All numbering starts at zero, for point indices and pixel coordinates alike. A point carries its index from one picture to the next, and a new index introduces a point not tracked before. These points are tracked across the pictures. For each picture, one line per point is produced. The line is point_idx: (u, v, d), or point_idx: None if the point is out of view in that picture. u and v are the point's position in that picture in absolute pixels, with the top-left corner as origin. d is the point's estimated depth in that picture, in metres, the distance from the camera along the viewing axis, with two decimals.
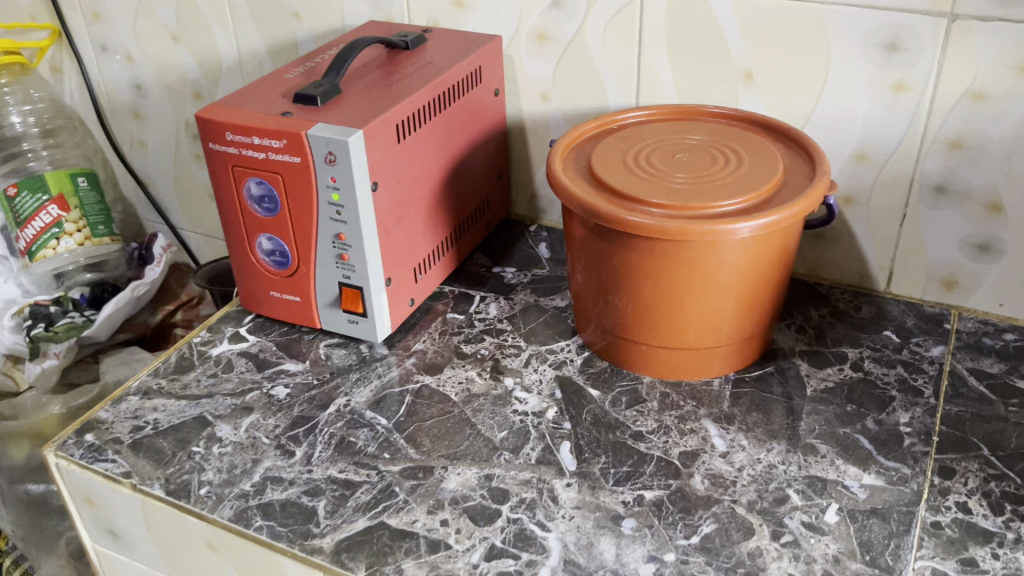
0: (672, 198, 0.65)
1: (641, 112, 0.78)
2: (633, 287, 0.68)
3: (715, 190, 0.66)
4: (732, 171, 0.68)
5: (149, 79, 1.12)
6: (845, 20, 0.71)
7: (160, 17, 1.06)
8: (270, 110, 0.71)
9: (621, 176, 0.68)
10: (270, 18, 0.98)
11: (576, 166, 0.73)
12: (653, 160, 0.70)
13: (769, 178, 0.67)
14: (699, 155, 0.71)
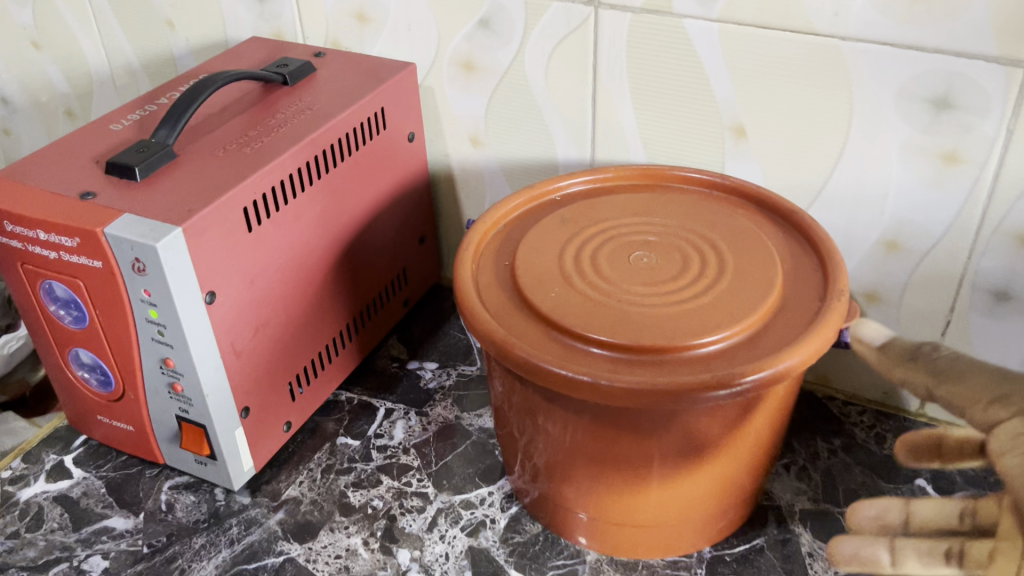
0: (620, 332, 0.45)
1: (593, 175, 0.58)
2: (569, 445, 0.49)
3: (685, 319, 0.46)
4: (711, 283, 0.48)
5: (15, 91, 0.92)
6: (876, 63, 0.50)
7: (16, 19, 0.85)
8: (66, 189, 0.51)
9: (552, 292, 0.49)
10: (139, 26, 0.78)
11: (497, 263, 0.53)
12: (601, 260, 0.51)
13: (762, 297, 0.47)
14: (667, 250, 0.51)
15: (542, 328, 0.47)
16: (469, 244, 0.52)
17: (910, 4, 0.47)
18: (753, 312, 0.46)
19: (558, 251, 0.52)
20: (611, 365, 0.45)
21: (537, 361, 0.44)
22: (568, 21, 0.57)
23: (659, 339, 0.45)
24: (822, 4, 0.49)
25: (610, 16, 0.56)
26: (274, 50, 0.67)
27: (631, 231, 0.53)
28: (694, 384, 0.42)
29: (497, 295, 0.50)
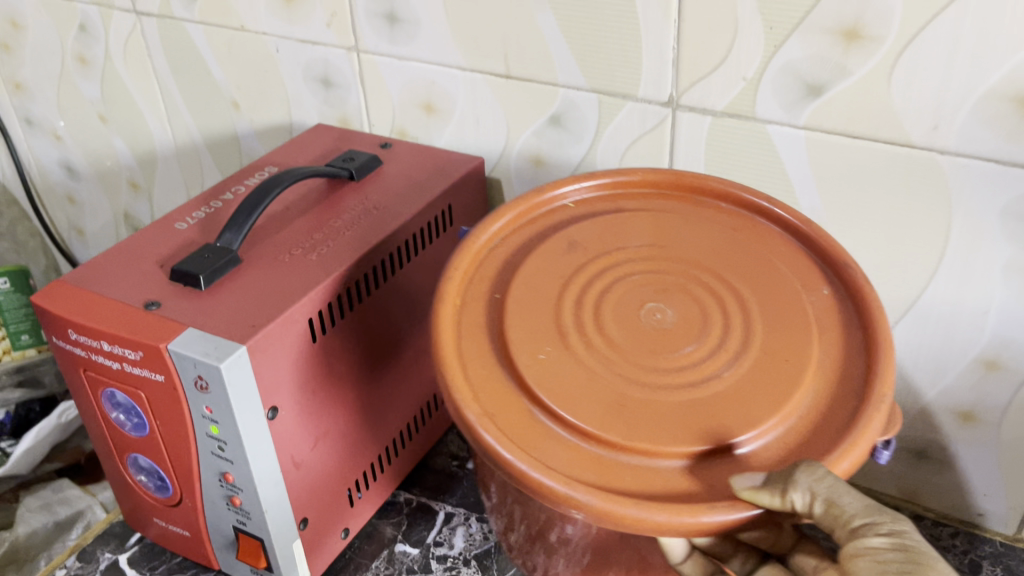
0: (612, 426, 0.38)
1: (613, 178, 0.50)
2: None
3: (690, 413, 0.38)
4: (727, 360, 0.40)
5: (80, 159, 0.95)
6: (979, 180, 0.47)
7: (84, 93, 0.88)
8: (130, 297, 0.49)
9: (541, 355, 0.40)
10: (205, 107, 0.80)
11: (483, 295, 0.45)
12: (603, 313, 0.42)
13: (790, 389, 0.39)
14: (682, 299, 0.43)
15: (523, 399, 0.40)
16: (453, 273, 0.44)
17: (1019, 121, 0.45)
18: (775, 415, 0.38)
19: (553, 296, 0.43)
20: (590, 467, 0.37)
21: (510, 456, 0.36)
22: (644, 121, 0.55)
23: (657, 441, 0.37)
24: (920, 116, 0.47)
25: (689, 118, 0.54)
26: (338, 139, 0.66)
27: (641, 272, 0.44)
28: (685, 516, 0.34)
29: (480, 342, 0.42)
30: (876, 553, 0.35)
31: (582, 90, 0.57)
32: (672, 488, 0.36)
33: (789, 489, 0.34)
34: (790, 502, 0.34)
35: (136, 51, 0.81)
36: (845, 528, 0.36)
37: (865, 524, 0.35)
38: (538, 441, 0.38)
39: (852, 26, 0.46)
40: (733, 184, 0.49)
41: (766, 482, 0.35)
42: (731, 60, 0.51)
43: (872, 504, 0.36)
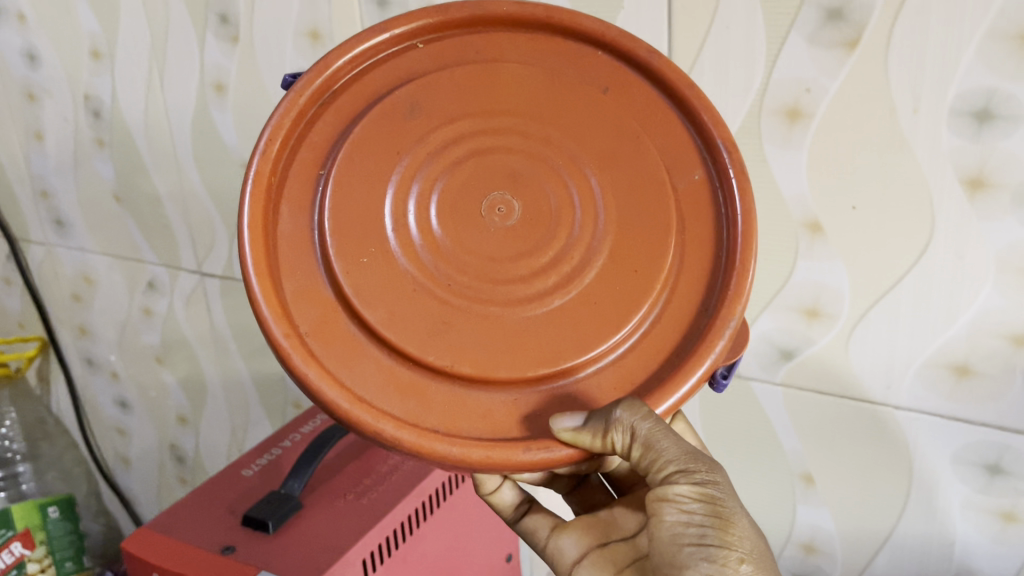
0: (435, 347, 0.40)
1: (469, 12, 0.45)
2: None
3: (521, 332, 0.41)
4: (574, 275, 0.42)
5: (133, 396, 1.06)
6: (929, 431, 0.57)
7: (146, 339, 1.00)
8: (208, 543, 0.57)
9: (363, 259, 0.41)
10: (258, 354, 0.92)
11: (309, 168, 0.43)
12: (441, 209, 0.42)
13: (632, 310, 0.41)
14: (530, 187, 0.42)
15: (342, 308, 0.41)
16: (267, 151, 0.42)
17: (955, 385, 0.55)
18: (625, 331, 0.41)
19: (383, 182, 0.42)
20: (409, 400, 0.40)
21: (327, 394, 0.39)
22: None
23: (486, 368, 0.40)
24: (875, 379, 0.58)
25: None
26: None
27: (487, 148, 0.43)
28: (500, 455, 0.39)
29: (298, 215, 0.42)
30: (693, 495, 0.42)
31: None
32: (491, 416, 0.40)
33: (603, 440, 0.39)
34: (609, 440, 0.39)
35: (198, 305, 0.93)
36: (663, 469, 0.43)
37: (679, 471, 0.43)
38: (353, 360, 0.40)
39: (812, 305, 0.58)
40: (612, 29, 0.45)
41: (580, 428, 0.39)
42: None
43: (689, 454, 0.43)
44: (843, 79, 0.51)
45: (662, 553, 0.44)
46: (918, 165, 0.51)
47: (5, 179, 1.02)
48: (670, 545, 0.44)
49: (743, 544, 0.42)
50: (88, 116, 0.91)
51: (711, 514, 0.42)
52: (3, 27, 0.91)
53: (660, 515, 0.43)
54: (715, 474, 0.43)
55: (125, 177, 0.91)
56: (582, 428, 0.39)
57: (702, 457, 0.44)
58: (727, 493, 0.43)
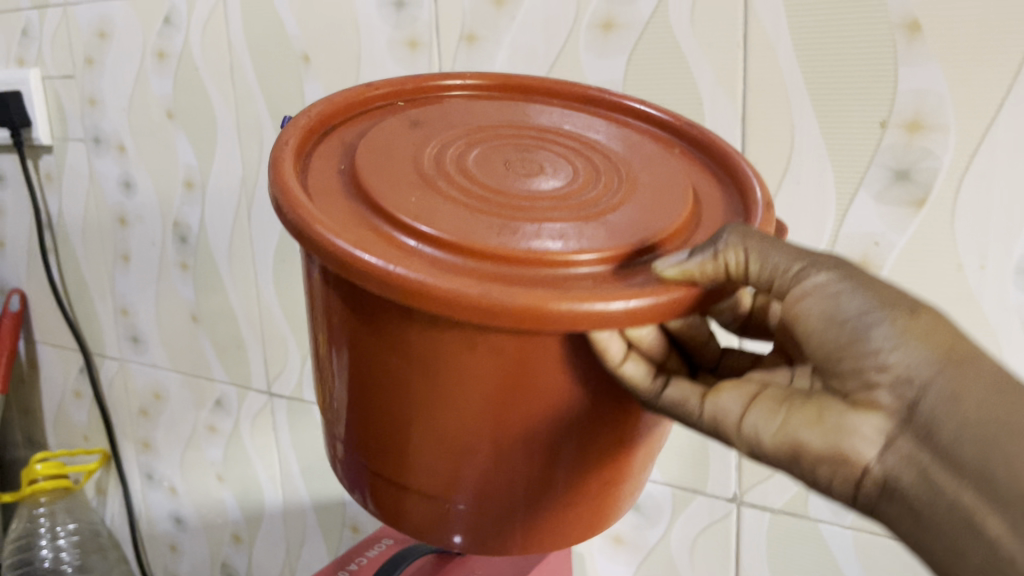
0: (496, 234, 0.35)
1: (438, 83, 0.49)
2: (386, 391, 0.37)
3: (576, 228, 0.36)
4: (611, 201, 0.39)
5: (190, 512, 1.08)
6: None
7: (208, 456, 1.03)
8: None
9: (406, 196, 0.37)
10: (320, 476, 0.93)
11: (326, 165, 0.41)
12: (466, 160, 0.40)
13: (678, 220, 0.38)
14: (551, 159, 0.41)
15: (382, 222, 0.36)
16: (288, 136, 0.40)
17: None
18: (677, 230, 0.38)
19: (407, 157, 0.40)
20: (482, 273, 0.33)
21: (396, 268, 0.32)
22: (711, 513, 0.67)
23: (555, 246, 0.35)
24: None
25: (752, 512, 0.66)
26: None
27: (495, 139, 0.43)
28: (610, 300, 0.32)
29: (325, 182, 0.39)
30: (829, 282, 0.33)
31: (658, 485, 0.69)
32: (578, 284, 0.34)
33: (711, 262, 0.33)
34: (722, 261, 0.33)
35: (264, 424, 0.96)
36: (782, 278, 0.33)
37: (803, 266, 0.33)
38: (407, 254, 0.34)
39: None
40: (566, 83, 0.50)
41: (682, 262, 0.33)
42: None
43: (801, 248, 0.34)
44: (910, 236, 0.55)
45: (818, 359, 0.33)
46: (985, 317, 0.54)
47: (89, 296, 1.07)
48: (828, 334, 0.32)
49: (912, 319, 0.31)
50: (174, 241, 0.96)
51: (864, 293, 0.32)
52: (104, 157, 0.98)
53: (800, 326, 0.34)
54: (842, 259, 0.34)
55: (204, 298, 0.96)
56: (687, 260, 0.33)
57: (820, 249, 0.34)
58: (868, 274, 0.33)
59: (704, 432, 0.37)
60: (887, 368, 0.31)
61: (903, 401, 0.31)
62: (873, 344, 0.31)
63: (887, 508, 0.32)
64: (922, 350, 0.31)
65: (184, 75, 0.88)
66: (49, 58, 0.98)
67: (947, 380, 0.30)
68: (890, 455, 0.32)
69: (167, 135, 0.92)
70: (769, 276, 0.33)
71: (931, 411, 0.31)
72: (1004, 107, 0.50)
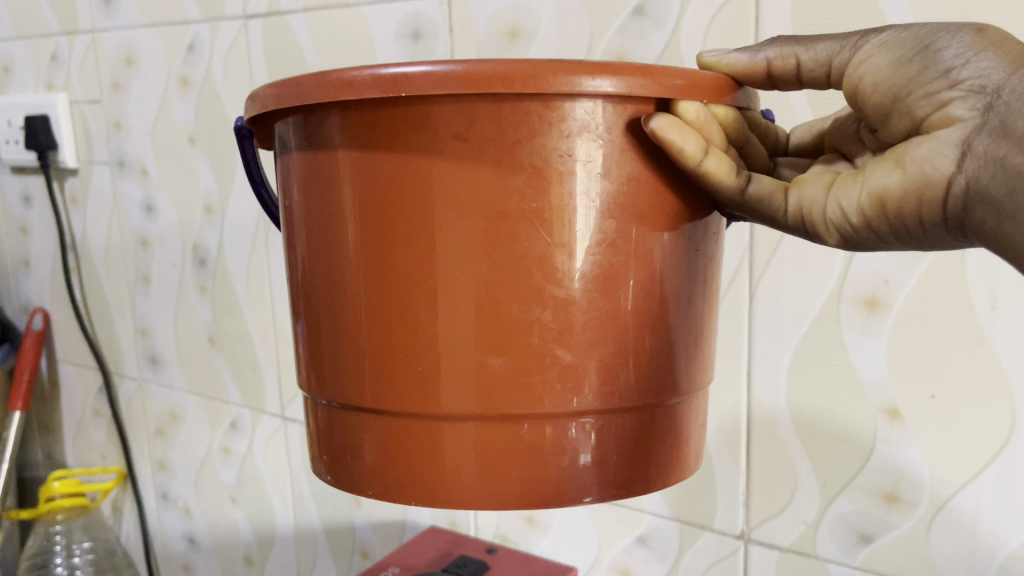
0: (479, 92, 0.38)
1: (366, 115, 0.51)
2: (355, 270, 0.38)
3: None
4: None
5: (203, 533, 1.08)
6: None
7: (222, 478, 1.04)
8: None
9: None
10: (331, 500, 0.94)
11: None
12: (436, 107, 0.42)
13: None
14: None
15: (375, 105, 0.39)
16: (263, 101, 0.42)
17: None
18: None
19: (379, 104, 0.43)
20: None
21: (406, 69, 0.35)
22: (719, 549, 0.67)
23: None
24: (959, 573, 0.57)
25: (759, 549, 0.65)
26: (450, 543, 0.77)
27: None
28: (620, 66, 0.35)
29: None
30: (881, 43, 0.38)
31: (667, 520, 0.69)
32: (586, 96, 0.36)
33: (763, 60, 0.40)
34: (768, 61, 0.40)
35: (277, 447, 0.96)
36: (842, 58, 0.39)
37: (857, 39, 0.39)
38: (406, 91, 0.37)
39: (891, 491, 0.58)
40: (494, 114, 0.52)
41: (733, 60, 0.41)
42: (793, 506, 0.63)
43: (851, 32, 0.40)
44: (920, 274, 0.54)
45: (881, 104, 0.39)
46: (998, 359, 0.53)
47: (110, 316, 1.09)
48: (892, 86, 0.38)
49: (979, 40, 0.36)
50: (193, 264, 0.97)
51: (921, 42, 0.37)
52: (128, 181, 1.00)
53: (866, 93, 0.39)
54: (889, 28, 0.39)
55: (221, 321, 0.97)
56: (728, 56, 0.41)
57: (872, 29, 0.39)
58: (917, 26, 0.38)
59: (790, 228, 0.41)
60: (958, 81, 0.36)
61: (977, 108, 0.36)
62: (940, 62, 0.36)
63: (974, 216, 0.36)
64: (989, 66, 0.35)
65: (205, 100, 0.90)
66: (77, 83, 1.01)
67: (1019, 77, 0.35)
68: (972, 160, 0.36)
69: (189, 160, 0.94)
70: (826, 61, 0.40)
71: (1007, 107, 0.35)
72: None
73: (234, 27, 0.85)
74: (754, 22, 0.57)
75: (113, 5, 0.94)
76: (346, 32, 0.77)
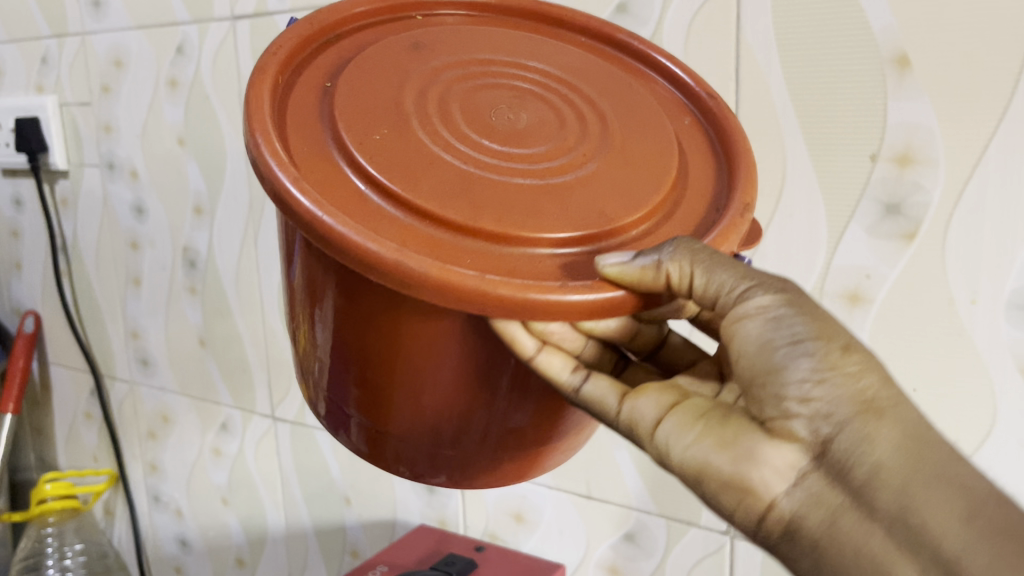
0: (449, 204, 0.37)
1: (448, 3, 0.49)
2: (301, 278, 0.42)
3: (534, 204, 0.38)
4: (583, 172, 0.41)
5: (195, 535, 1.09)
6: None
7: (213, 480, 1.04)
8: None
9: (375, 137, 0.39)
10: (321, 502, 0.94)
11: (313, 83, 0.43)
12: (456, 117, 0.42)
13: (646, 201, 0.40)
14: (536, 104, 0.44)
15: (350, 174, 0.38)
16: (274, 54, 0.42)
17: None
18: (642, 209, 0.40)
19: (395, 87, 0.42)
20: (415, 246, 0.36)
21: (337, 227, 0.34)
22: (705, 546, 0.67)
23: (508, 227, 0.37)
24: None
25: (745, 545, 0.66)
26: (438, 542, 0.77)
27: (488, 80, 0.44)
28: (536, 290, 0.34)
29: (306, 112, 0.41)
30: (762, 305, 0.37)
31: (654, 516, 0.69)
32: (515, 270, 0.36)
33: (660, 269, 0.35)
34: (666, 273, 0.36)
35: (267, 449, 0.96)
36: (727, 289, 0.37)
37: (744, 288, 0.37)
38: (357, 212, 0.37)
39: None
40: (566, 8, 0.50)
41: (632, 259, 0.36)
42: None
43: (749, 269, 0.38)
44: (901, 268, 0.55)
45: (744, 376, 0.38)
46: (978, 353, 0.53)
47: (101, 319, 1.09)
48: (754, 361, 0.37)
49: (838, 365, 0.36)
50: (184, 266, 0.98)
51: (792, 319, 0.37)
52: (118, 183, 1.00)
53: (733, 350, 0.38)
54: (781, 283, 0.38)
55: (211, 323, 0.97)
56: (629, 261, 0.36)
57: (770, 278, 0.38)
58: (802, 301, 0.37)
59: (619, 430, 0.42)
60: (808, 398, 0.37)
61: (816, 432, 0.37)
62: (795, 370, 0.36)
63: (786, 544, 0.39)
64: (838, 401, 0.36)
65: (195, 102, 0.90)
66: (67, 85, 1.01)
67: (856, 421, 0.37)
68: (798, 491, 0.38)
69: (178, 162, 0.94)
70: (715, 291, 0.37)
71: (841, 448, 0.37)
72: (992, 142, 0.50)
73: (222, 28, 0.85)
74: (735, 19, 0.57)
75: (102, 8, 0.94)
76: None
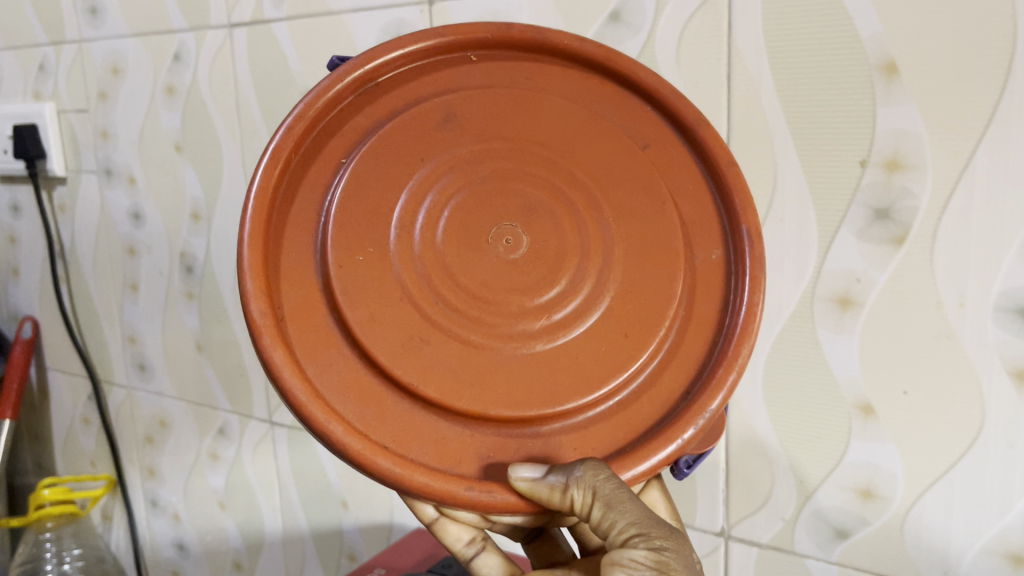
0: (401, 360, 0.43)
1: (528, 38, 0.49)
2: None
3: (495, 368, 0.43)
4: (566, 321, 0.44)
5: (192, 539, 1.09)
6: None
7: (210, 484, 1.04)
8: None
9: (358, 257, 0.44)
10: (319, 505, 0.95)
11: (333, 153, 0.47)
12: (449, 231, 0.45)
13: (607, 375, 0.44)
14: (542, 222, 0.45)
15: (325, 300, 0.44)
16: (293, 128, 0.46)
17: (1012, 572, 0.56)
18: (603, 389, 0.44)
19: (400, 187, 0.45)
20: (353, 407, 0.43)
21: (285, 379, 0.41)
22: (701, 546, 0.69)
23: (449, 396, 0.42)
24: (932, 564, 0.59)
25: (739, 546, 0.67)
26: (435, 543, 0.78)
27: (508, 171, 0.46)
28: (437, 481, 0.41)
29: (311, 201, 0.46)
30: (646, 555, 0.43)
31: None
32: (442, 445, 0.43)
33: (562, 492, 0.40)
34: (569, 497, 0.41)
35: (265, 453, 0.97)
36: (624, 530, 0.44)
37: (638, 534, 0.44)
38: (321, 351, 0.43)
39: (866, 486, 0.60)
40: (637, 68, 0.49)
41: (541, 479, 0.41)
42: (772, 501, 0.64)
43: (650, 519, 0.45)
44: (890, 272, 0.56)
45: None
46: (966, 356, 0.54)
47: (98, 324, 1.09)
48: None
49: None
50: (181, 271, 0.98)
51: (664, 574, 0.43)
52: (115, 189, 1.01)
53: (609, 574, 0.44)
54: (671, 544, 0.44)
55: (208, 328, 0.97)
56: (540, 479, 0.41)
57: (664, 528, 0.45)
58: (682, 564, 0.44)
59: None
60: None
61: None
62: None
63: None
64: None
65: (192, 109, 0.90)
66: (65, 92, 1.01)
67: None
68: None
69: (175, 168, 0.94)
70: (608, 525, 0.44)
71: None
72: (978, 148, 0.51)
73: (219, 35, 0.86)
74: (726, 26, 0.58)
75: (100, 16, 0.95)
76: (330, 42, 0.78)
